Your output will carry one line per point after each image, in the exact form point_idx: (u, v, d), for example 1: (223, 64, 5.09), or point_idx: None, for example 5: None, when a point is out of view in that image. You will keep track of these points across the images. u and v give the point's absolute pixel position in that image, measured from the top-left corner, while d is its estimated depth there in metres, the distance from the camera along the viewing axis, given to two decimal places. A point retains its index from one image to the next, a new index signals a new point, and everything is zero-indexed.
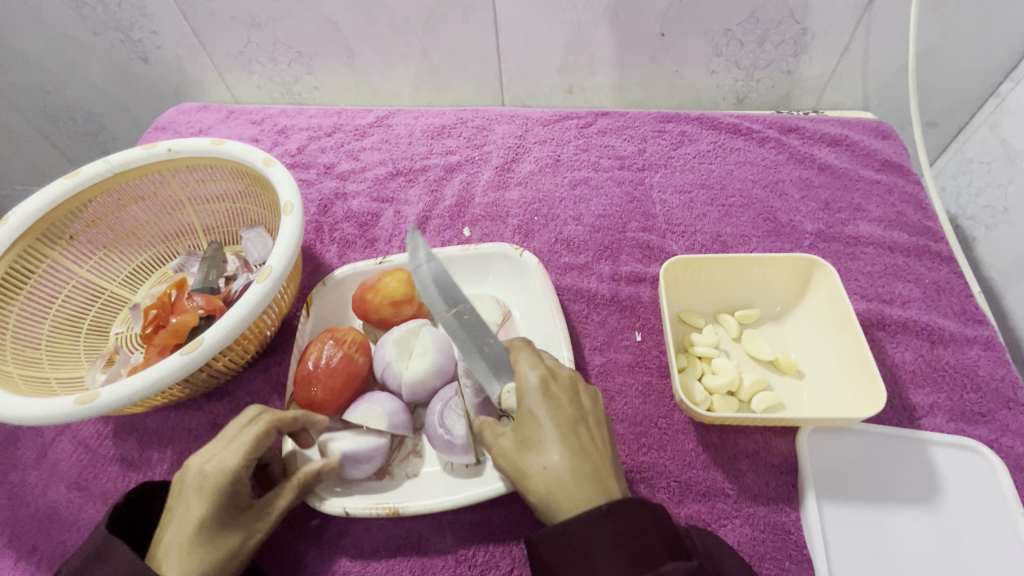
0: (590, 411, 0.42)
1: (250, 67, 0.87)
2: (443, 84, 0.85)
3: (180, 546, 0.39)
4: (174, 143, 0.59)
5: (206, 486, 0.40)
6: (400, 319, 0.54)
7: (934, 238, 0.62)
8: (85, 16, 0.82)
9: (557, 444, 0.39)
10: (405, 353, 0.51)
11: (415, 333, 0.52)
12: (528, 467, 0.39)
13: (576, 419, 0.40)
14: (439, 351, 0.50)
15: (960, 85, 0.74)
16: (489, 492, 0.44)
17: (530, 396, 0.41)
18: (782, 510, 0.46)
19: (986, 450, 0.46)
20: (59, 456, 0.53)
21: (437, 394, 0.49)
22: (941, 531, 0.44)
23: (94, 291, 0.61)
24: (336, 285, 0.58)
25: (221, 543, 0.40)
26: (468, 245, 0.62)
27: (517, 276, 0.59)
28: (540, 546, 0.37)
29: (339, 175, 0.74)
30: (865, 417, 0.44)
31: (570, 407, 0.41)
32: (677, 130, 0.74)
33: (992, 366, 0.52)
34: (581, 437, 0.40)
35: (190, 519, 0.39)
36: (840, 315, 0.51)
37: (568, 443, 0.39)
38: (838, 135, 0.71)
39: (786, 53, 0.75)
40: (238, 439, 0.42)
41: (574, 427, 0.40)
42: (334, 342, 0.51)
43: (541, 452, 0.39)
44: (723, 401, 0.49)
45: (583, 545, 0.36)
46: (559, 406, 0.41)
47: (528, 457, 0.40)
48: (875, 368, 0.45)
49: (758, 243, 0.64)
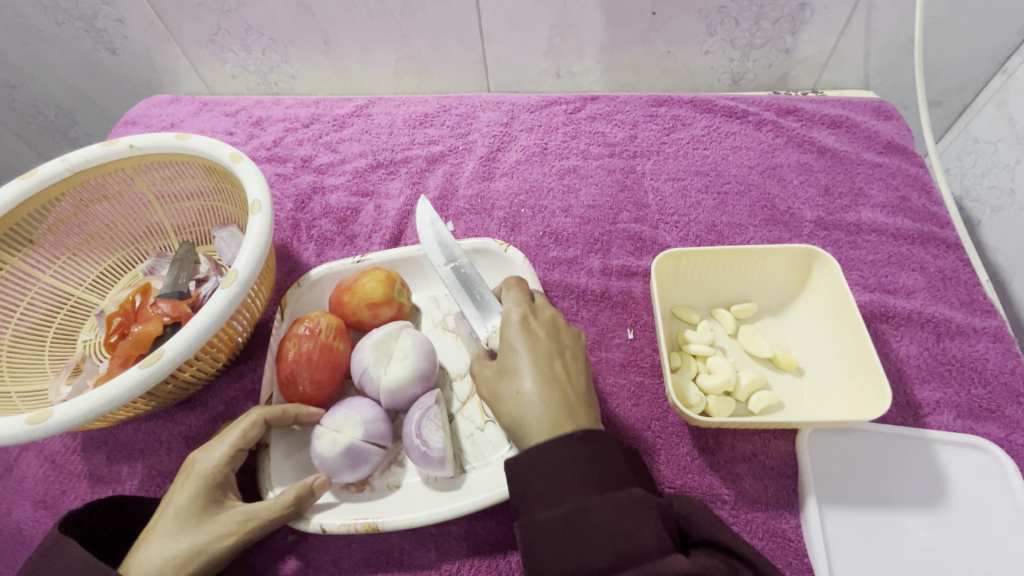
0: (569, 347, 0.42)
1: (223, 56, 0.83)
2: (425, 71, 0.81)
3: (155, 530, 0.39)
4: (135, 139, 0.56)
5: (193, 472, 0.41)
6: (379, 322, 0.52)
7: (940, 224, 0.59)
8: (44, 6, 0.78)
9: (531, 372, 0.39)
10: (384, 358, 0.48)
11: (395, 336, 0.50)
12: (503, 390, 0.39)
13: (554, 353, 0.40)
14: (419, 355, 0.48)
15: (966, 61, 0.71)
16: (473, 505, 0.42)
17: (510, 327, 0.42)
18: (782, 516, 0.43)
19: (995, 450, 0.44)
20: (25, 472, 0.50)
21: (416, 402, 0.47)
22: (949, 536, 0.42)
23: (59, 297, 0.58)
24: (312, 285, 0.55)
25: (187, 533, 0.39)
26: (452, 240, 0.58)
27: (501, 273, 0.56)
28: (511, 469, 0.35)
29: (317, 168, 0.71)
30: (869, 419, 0.42)
31: (549, 340, 0.41)
32: (670, 114, 0.71)
33: (1001, 359, 0.50)
34: (556, 368, 0.39)
35: (172, 504, 0.40)
36: (842, 309, 0.48)
37: (543, 371, 0.39)
38: (838, 116, 0.67)
39: (784, 30, 0.71)
40: (227, 432, 0.43)
41: (548, 358, 0.40)
42: (310, 342, 0.48)
43: (515, 375, 0.39)
44: (719, 403, 0.47)
45: (555, 466, 0.34)
46: (536, 338, 0.41)
47: (503, 383, 0.40)
48: (880, 367, 0.43)
49: (755, 232, 0.61)
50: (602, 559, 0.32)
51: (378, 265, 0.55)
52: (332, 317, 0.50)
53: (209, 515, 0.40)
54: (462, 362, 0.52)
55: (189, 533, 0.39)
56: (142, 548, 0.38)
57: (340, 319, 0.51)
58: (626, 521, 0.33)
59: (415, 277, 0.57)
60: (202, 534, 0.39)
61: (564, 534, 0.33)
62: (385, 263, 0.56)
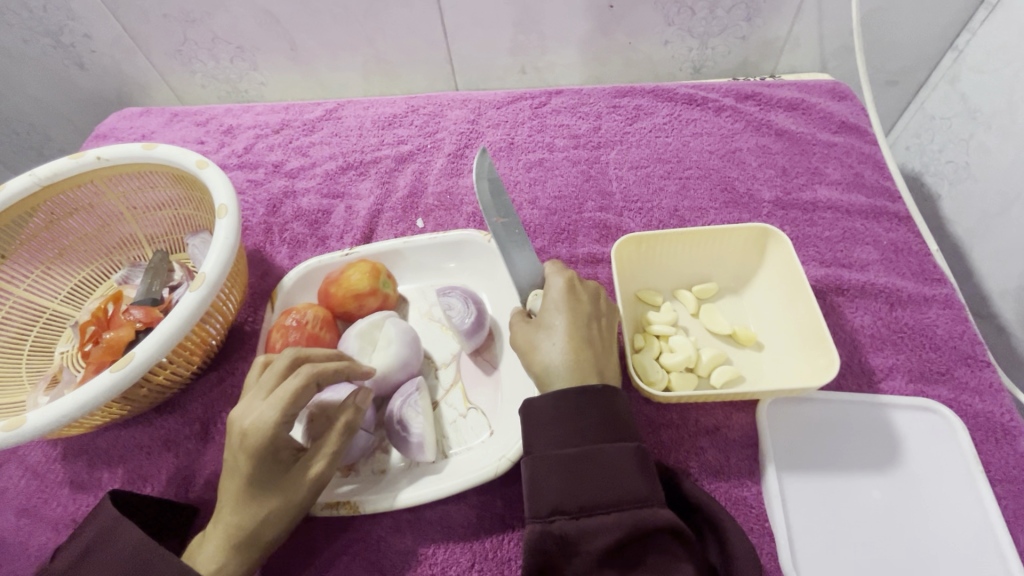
0: (604, 315, 0.45)
1: (192, 65, 0.83)
2: (393, 72, 0.83)
3: (234, 500, 0.39)
4: (102, 150, 0.57)
5: (250, 444, 0.37)
6: (365, 313, 0.53)
7: (892, 198, 0.61)
8: (11, 24, 0.79)
9: (568, 330, 0.41)
10: (368, 346, 0.49)
11: (378, 325, 0.51)
12: (539, 340, 0.42)
13: (592, 318, 0.43)
14: (403, 344, 0.49)
15: (916, 40, 0.73)
16: (452, 486, 0.43)
17: (555, 290, 0.44)
18: (744, 485, 0.45)
19: (943, 410, 0.46)
20: (7, 482, 0.51)
21: (399, 389, 0.48)
22: (902, 493, 0.44)
23: (34, 310, 0.58)
24: (302, 278, 0.56)
25: (275, 494, 0.39)
26: (437, 232, 0.60)
27: (484, 264, 0.58)
28: (532, 416, 0.38)
29: (288, 173, 0.71)
30: (820, 385, 0.44)
31: (589, 306, 0.44)
32: (633, 105, 0.72)
33: (951, 324, 0.52)
34: (591, 331, 0.42)
35: (238, 473, 0.38)
36: (794, 282, 0.50)
37: (579, 329, 0.42)
38: (794, 99, 0.69)
39: (739, 18, 0.73)
40: (275, 395, 0.38)
41: (584, 322, 0.42)
42: (297, 326, 0.49)
43: (555, 329, 0.42)
44: (681, 378, 0.48)
45: (575, 410, 0.37)
46: (578, 304, 0.43)
47: (540, 337, 0.42)
48: (829, 338, 0.44)
49: (716, 214, 0.62)
50: (609, 498, 0.34)
51: (366, 258, 0.56)
52: (317, 308, 0.51)
53: (284, 473, 0.40)
54: (447, 351, 0.54)
55: (271, 499, 0.39)
56: (228, 511, 0.39)
57: (328, 310, 0.52)
58: (633, 467, 0.35)
59: (402, 269, 0.59)
60: (290, 488, 0.40)
61: (575, 471, 0.35)
62: (372, 255, 0.57)
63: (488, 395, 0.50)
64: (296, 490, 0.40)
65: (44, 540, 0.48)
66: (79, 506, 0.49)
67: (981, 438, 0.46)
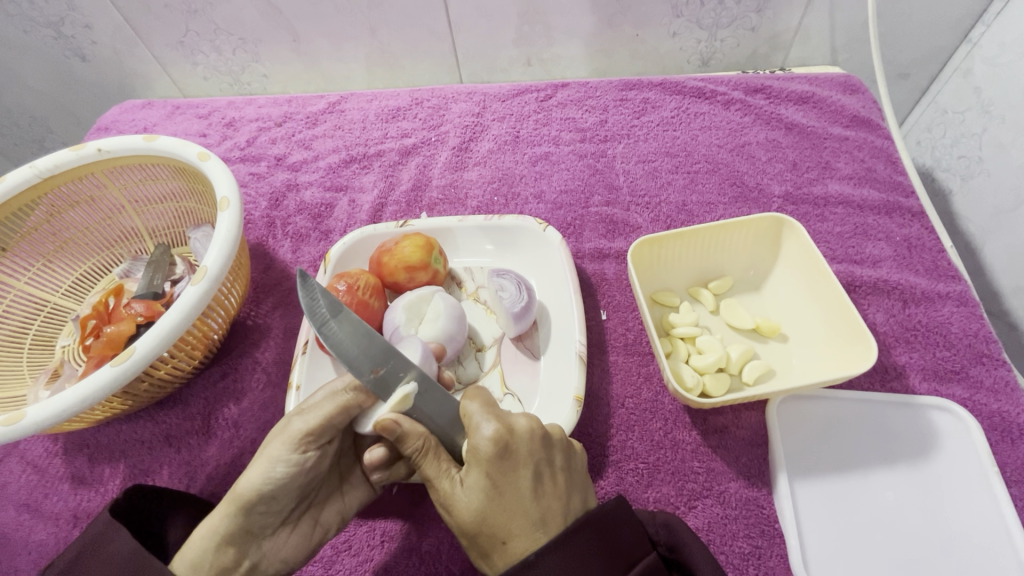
0: (544, 458, 0.35)
1: (194, 57, 0.83)
2: (396, 64, 0.82)
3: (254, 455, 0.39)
4: (103, 142, 0.55)
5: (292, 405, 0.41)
6: (413, 286, 0.52)
7: (905, 193, 0.60)
8: (11, 15, 0.78)
9: (509, 513, 0.32)
10: (415, 319, 0.49)
11: (427, 299, 0.50)
12: (486, 544, 0.33)
13: (534, 481, 0.33)
14: (450, 319, 0.48)
15: (929, 34, 0.72)
16: None
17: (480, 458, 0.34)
18: (754, 485, 0.44)
19: (958, 410, 0.45)
20: (8, 477, 0.51)
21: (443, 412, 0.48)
22: (915, 496, 0.43)
23: (36, 302, 0.57)
24: (358, 248, 0.57)
25: (271, 442, 0.38)
26: (491, 215, 0.59)
27: (539, 253, 0.56)
28: None
29: (291, 166, 0.71)
30: (862, 370, 0.42)
31: (527, 463, 0.34)
32: (640, 98, 0.71)
33: (965, 322, 0.51)
34: (539, 497, 0.33)
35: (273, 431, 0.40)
36: (817, 269, 0.49)
37: (520, 514, 0.32)
38: (805, 93, 0.68)
39: (749, 9, 0.72)
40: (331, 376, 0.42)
41: (528, 490, 0.33)
42: (347, 288, 0.48)
43: (497, 523, 0.32)
44: (715, 380, 0.46)
45: None
46: (515, 469, 0.33)
47: (481, 526, 0.33)
48: (864, 324, 0.43)
49: (725, 209, 0.61)
50: None
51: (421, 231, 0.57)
52: (370, 276, 0.51)
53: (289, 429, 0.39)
54: (494, 329, 0.53)
55: (268, 445, 0.38)
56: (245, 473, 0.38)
57: (377, 279, 0.51)
58: None
59: (453, 248, 0.58)
60: (280, 438, 0.38)
61: None
62: (427, 230, 0.57)
63: (526, 380, 0.49)
64: (287, 441, 0.37)
65: (46, 535, 0.48)
66: (80, 501, 0.49)
67: (996, 438, 0.45)
